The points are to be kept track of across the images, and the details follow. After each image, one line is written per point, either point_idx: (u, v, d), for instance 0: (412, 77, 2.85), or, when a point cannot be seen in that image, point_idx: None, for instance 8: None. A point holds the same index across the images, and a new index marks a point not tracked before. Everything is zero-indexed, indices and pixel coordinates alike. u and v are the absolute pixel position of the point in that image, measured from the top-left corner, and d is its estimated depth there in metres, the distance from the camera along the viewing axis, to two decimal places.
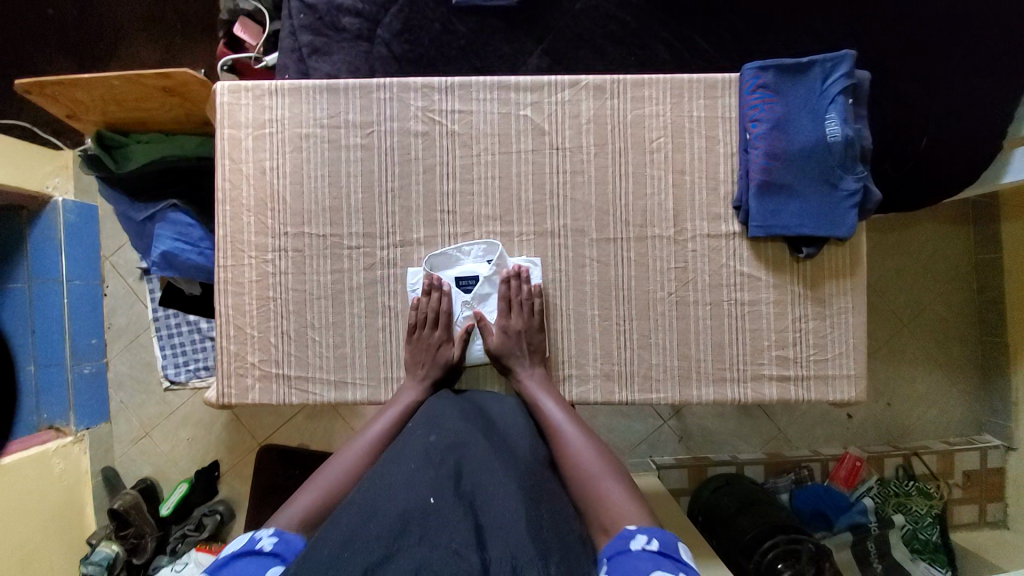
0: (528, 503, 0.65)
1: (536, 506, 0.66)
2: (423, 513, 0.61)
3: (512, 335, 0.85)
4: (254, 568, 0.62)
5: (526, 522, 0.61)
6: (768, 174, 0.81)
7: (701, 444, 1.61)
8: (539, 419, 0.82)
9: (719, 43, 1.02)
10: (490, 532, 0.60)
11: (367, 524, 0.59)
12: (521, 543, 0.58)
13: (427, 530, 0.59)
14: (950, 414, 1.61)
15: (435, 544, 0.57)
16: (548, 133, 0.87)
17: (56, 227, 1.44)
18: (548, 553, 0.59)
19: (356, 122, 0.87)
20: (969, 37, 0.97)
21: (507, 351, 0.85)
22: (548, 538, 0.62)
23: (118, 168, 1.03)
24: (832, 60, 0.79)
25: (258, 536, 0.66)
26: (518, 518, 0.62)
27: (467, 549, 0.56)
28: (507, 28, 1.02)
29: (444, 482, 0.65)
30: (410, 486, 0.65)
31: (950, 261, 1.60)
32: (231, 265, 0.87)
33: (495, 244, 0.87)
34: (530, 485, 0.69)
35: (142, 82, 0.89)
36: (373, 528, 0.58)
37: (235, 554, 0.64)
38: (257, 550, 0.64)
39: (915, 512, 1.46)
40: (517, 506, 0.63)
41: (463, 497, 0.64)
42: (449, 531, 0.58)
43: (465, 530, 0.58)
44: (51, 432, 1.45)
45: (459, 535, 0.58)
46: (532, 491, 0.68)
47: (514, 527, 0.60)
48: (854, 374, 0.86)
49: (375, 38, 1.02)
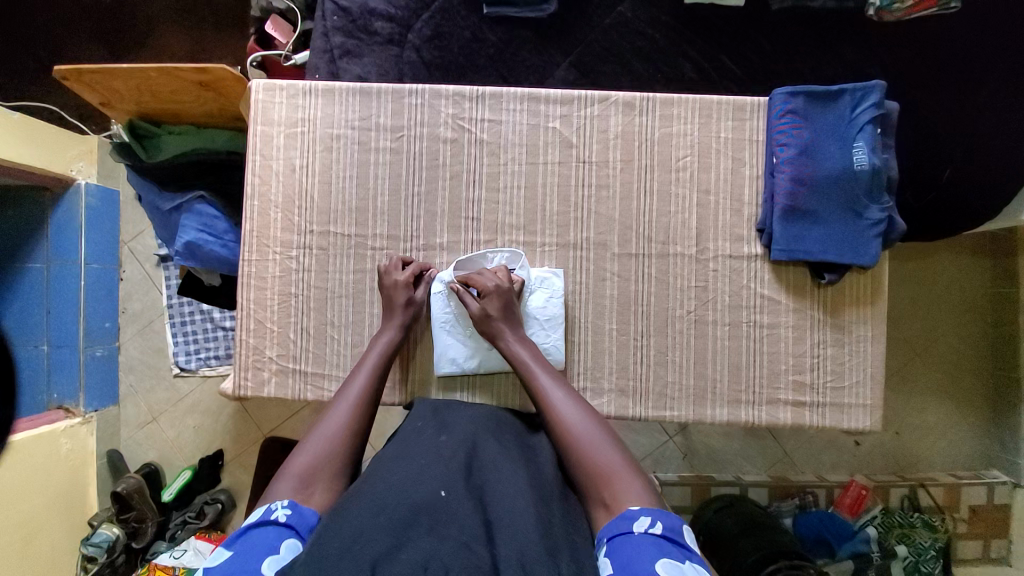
0: (538, 503, 0.65)
1: (545, 505, 0.66)
2: (433, 506, 0.62)
3: (485, 299, 0.83)
4: (269, 539, 0.60)
5: (536, 520, 0.62)
6: (794, 198, 0.81)
7: (704, 463, 1.60)
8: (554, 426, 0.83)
9: (747, 65, 1.03)
10: (498, 526, 0.61)
11: (377, 518, 0.59)
12: (529, 540, 0.58)
13: (436, 521, 0.60)
14: (959, 447, 1.59)
15: (443, 536, 0.57)
16: (575, 146, 0.88)
17: (79, 211, 1.46)
18: (556, 552, 0.59)
19: (387, 126, 0.88)
20: (997, 73, 0.98)
21: (486, 314, 0.83)
22: (557, 533, 0.62)
23: (148, 156, 1.05)
24: (861, 90, 0.81)
25: (272, 507, 0.64)
26: (527, 518, 0.62)
27: (475, 543, 0.57)
28: (537, 40, 1.04)
29: (455, 477, 0.66)
30: (421, 479, 0.66)
31: (965, 293, 1.60)
32: (255, 259, 0.88)
33: (518, 254, 0.88)
34: (541, 489, 0.69)
35: (179, 76, 0.90)
36: (382, 522, 0.58)
37: (248, 525, 0.62)
38: (271, 521, 0.62)
39: (919, 545, 1.42)
40: (526, 506, 0.63)
41: (473, 491, 0.66)
42: (459, 522, 0.60)
43: (474, 525, 0.60)
44: (61, 412, 1.47)
45: (467, 529, 0.59)
46: (541, 492, 0.68)
47: (522, 524, 0.60)
48: (870, 403, 0.86)
49: (406, 43, 1.04)
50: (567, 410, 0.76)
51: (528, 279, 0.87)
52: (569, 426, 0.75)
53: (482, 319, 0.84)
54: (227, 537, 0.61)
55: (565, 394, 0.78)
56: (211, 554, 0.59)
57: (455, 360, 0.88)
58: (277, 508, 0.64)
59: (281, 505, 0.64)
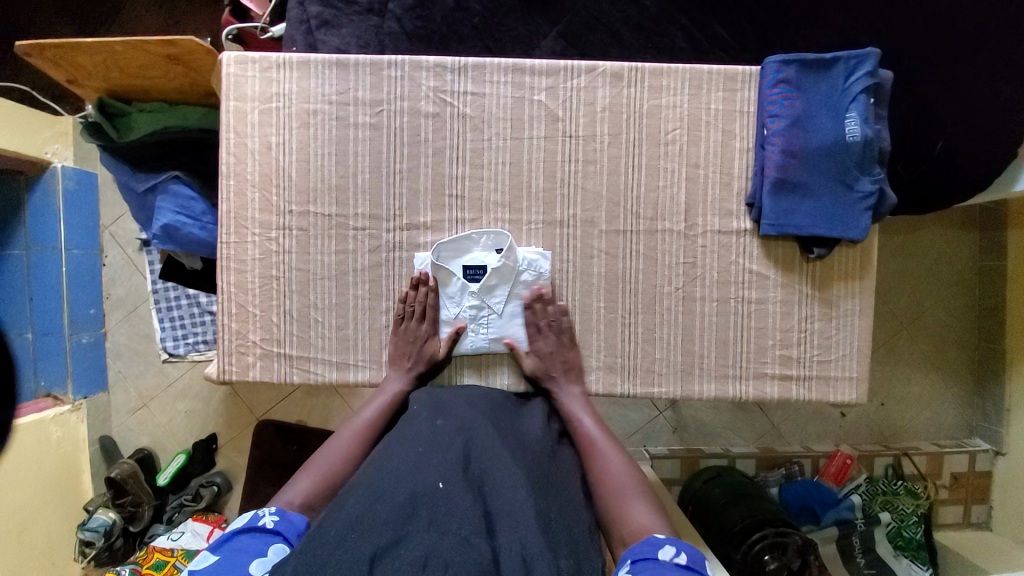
0: (537, 494, 0.66)
1: (543, 498, 0.67)
2: (432, 497, 0.62)
3: (544, 358, 0.85)
4: (257, 545, 0.62)
5: (536, 513, 0.63)
6: (784, 171, 0.80)
7: (694, 436, 1.63)
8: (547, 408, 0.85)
9: (739, 33, 1.00)
10: (498, 518, 0.62)
11: (376, 505, 0.60)
12: (530, 534, 0.60)
13: (436, 515, 0.60)
14: (942, 417, 1.63)
15: (444, 530, 0.58)
16: (562, 120, 0.85)
17: (55, 195, 1.41)
18: (556, 546, 0.61)
19: (365, 100, 0.85)
20: (1000, 40, 0.95)
21: (544, 372, 0.85)
22: (557, 530, 0.64)
23: (120, 136, 1.00)
24: (856, 58, 0.77)
25: (260, 514, 0.66)
26: (528, 512, 0.62)
27: (475, 537, 0.58)
28: (522, 8, 0.99)
29: (453, 467, 0.66)
30: (418, 469, 0.66)
31: (953, 267, 1.60)
32: (234, 242, 0.86)
33: (503, 233, 0.85)
34: (537, 476, 0.70)
35: (145, 49, 0.85)
36: (380, 512, 0.59)
37: (236, 530, 0.64)
38: (259, 527, 0.64)
39: (901, 511, 1.48)
40: (526, 496, 0.64)
41: (472, 482, 0.66)
42: (460, 516, 0.60)
43: (474, 517, 0.60)
44: (50, 399, 1.46)
45: (468, 522, 0.59)
46: (539, 481, 0.69)
47: (522, 515, 0.62)
48: (856, 376, 0.87)
49: (387, 13, 0.99)
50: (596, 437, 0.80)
51: (516, 261, 0.86)
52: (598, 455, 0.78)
53: (535, 375, 0.85)
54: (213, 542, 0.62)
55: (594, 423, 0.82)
56: (198, 558, 0.61)
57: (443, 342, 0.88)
58: (264, 513, 0.66)
59: (268, 511, 0.67)
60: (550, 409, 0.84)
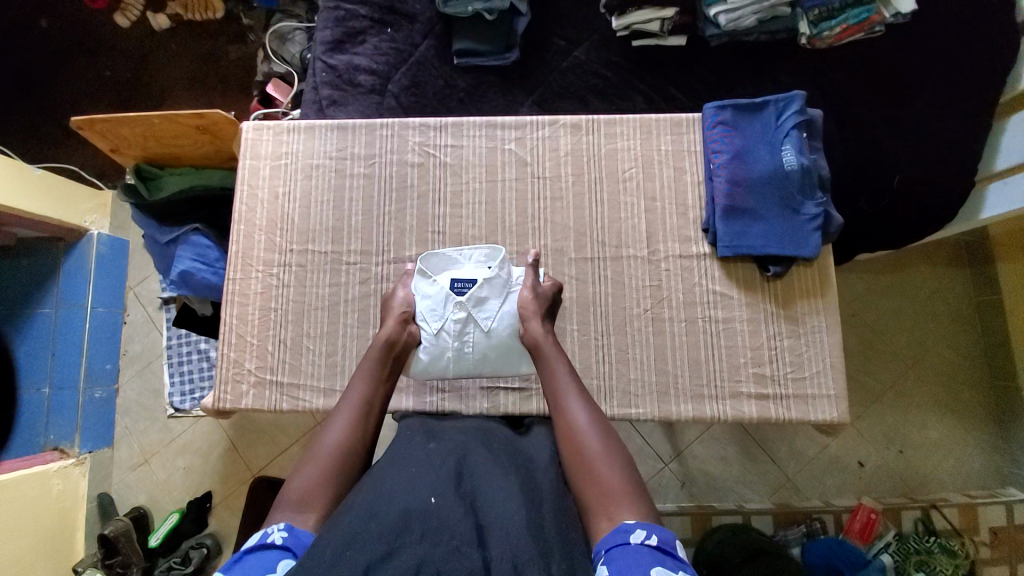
0: (529, 504, 0.64)
1: (536, 507, 0.64)
2: (425, 512, 0.60)
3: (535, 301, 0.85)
4: (264, 563, 0.57)
5: (527, 522, 0.60)
6: (732, 198, 0.88)
7: (703, 490, 1.52)
8: (545, 433, 0.83)
9: (692, 92, 1.13)
10: (491, 529, 0.59)
11: (369, 523, 0.58)
12: (522, 542, 0.58)
13: (429, 529, 0.58)
14: (967, 465, 1.51)
15: (436, 542, 0.56)
16: (529, 164, 0.96)
17: (89, 257, 1.56)
18: (549, 553, 0.58)
19: (361, 155, 0.98)
20: (923, 87, 1.07)
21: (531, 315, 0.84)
22: (550, 538, 0.60)
23: (150, 195, 1.15)
24: (783, 100, 0.89)
25: (270, 531, 0.61)
26: (519, 520, 0.60)
27: (467, 546, 0.56)
28: (502, 83, 1.16)
29: (444, 483, 0.65)
30: (411, 486, 0.64)
31: (949, 304, 1.58)
32: (239, 278, 0.96)
33: (496, 252, 0.90)
34: (531, 491, 0.67)
35: (179, 121, 1.02)
36: (375, 527, 0.57)
37: (246, 549, 0.59)
38: (269, 545, 0.59)
39: (940, 573, 1.35)
40: (518, 507, 0.62)
41: (464, 497, 0.63)
42: (450, 529, 0.58)
43: (465, 529, 0.58)
44: (56, 453, 1.48)
45: (459, 533, 0.57)
46: (532, 492, 0.67)
47: (514, 526, 0.59)
48: (835, 394, 0.87)
49: (387, 91, 1.17)
50: (582, 423, 0.73)
51: (509, 279, 0.89)
52: (585, 441, 0.71)
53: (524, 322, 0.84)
54: (226, 563, 0.58)
55: (585, 408, 0.75)
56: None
57: (427, 355, 0.88)
58: (273, 530, 0.61)
59: (276, 527, 0.62)
60: (547, 433, 0.82)
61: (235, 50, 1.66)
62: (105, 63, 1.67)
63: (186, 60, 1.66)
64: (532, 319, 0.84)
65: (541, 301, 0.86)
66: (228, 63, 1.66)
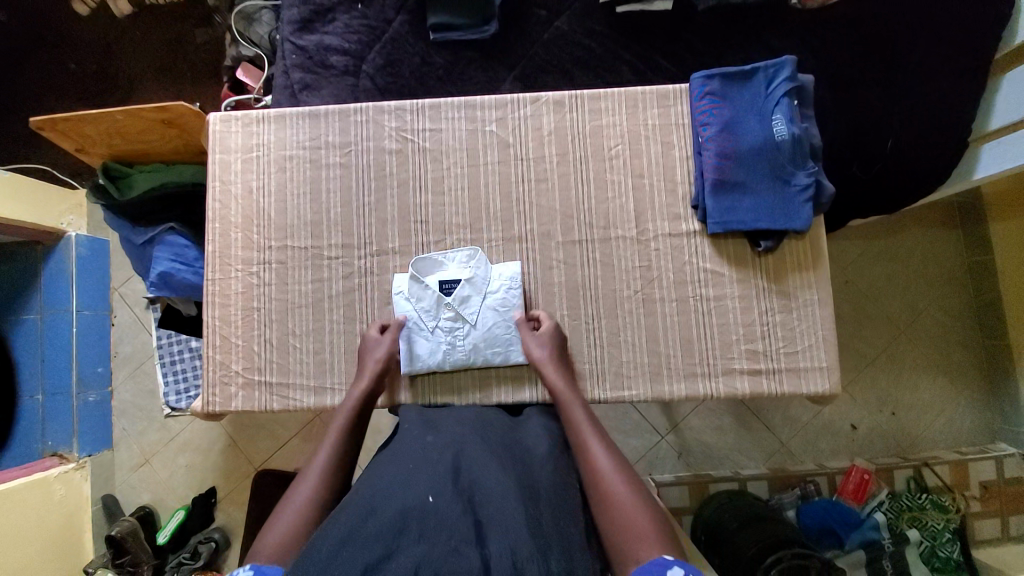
0: (527, 499, 0.64)
1: (534, 502, 0.64)
2: (421, 512, 0.60)
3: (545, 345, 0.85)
4: None
5: (525, 517, 0.60)
6: (721, 172, 0.85)
7: (700, 460, 1.54)
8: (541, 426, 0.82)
9: (680, 62, 1.09)
10: (489, 525, 0.59)
11: (366, 522, 0.59)
12: (521, 536, 0.57)
13: (426, 528, 0.58)
14: (959, 423, 1.54)
15: (434, 541, 0.56)
16: (512, 145, 0.93)
17: (69, 260, 1.52)
18: (547, 549, 0.58)
19: (335, 143, 0.94)
20: (919, 42, 1.02)
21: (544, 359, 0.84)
22: (548, 533, 0.61)
23: (121, 195, 1.10)
24: (774, 66, 0.85)
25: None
26: (517, 515, 0.60)
27: (466, 545, 0.55)
28: (481, 58, 1.11)
29: (442, 480, 0.64)
30: (409, 485, 0.64)
31: (942, 266, 1.57)
32: (218, 278, 0.93)
33: (477, 251, 0.91)
34: (529, 486, 0.67)
35: (141, 116, 0.98)
36: (372, 529, 0.58)
37: None
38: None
39: (931, 528, 1.39)
40: (515, 502, 0.62)
41: (462, 492, 0.63)
42: (449, 526, 0.58)
43: (464, 526, 0.58)
44: (55, 458, 1.48)
45: (458, 531, 0.57)
46: (530, 490, 0.66)
47: (512, 521, 0.59)
48: (827, 366, 0.86)
49: (361, 73, 1.11)
50: (607, 468, 0.73)
51: (490, 275, 0.90)
52: (609, 485, 0.71)
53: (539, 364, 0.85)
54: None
55: (608, 452, 0.75)
56: None
57: (422, 356, 0.90)
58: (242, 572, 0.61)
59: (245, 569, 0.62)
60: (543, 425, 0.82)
61: (202, 34, 1.58)
62: (65, 54, 1.59)
63: (151, 47, 1.58)
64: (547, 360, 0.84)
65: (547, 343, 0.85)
66: (195, 48, 1.58)
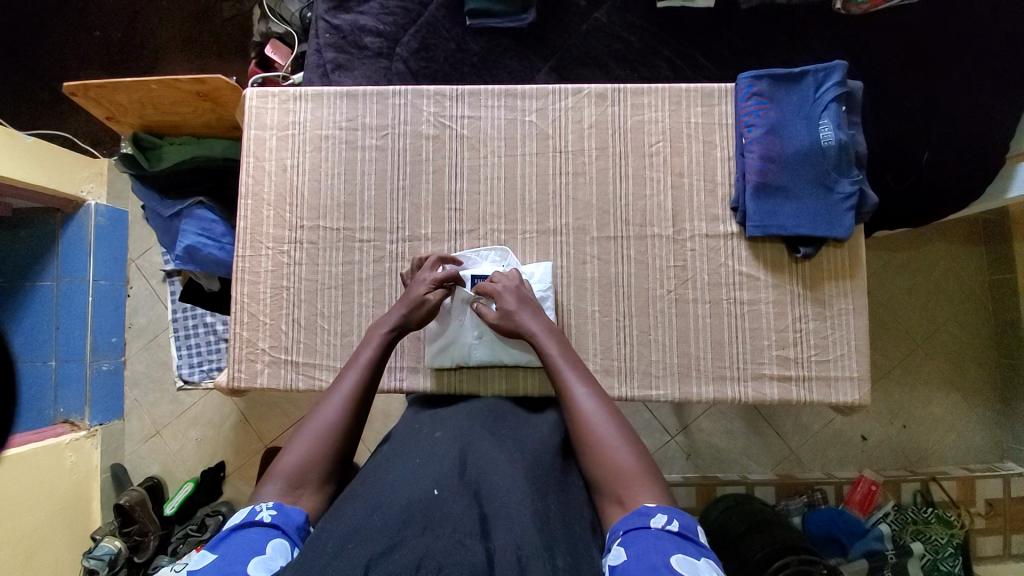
0: (536, 496, 0.63)
1: (542, 498, 0.63)
2: (427, 505, 0.59)
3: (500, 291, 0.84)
4: (254, 540, 0.57)
5: (531, 514, 0.59)
6: (764, 175, 0.84)
7: (708, 463, 1.54)
8: (552, 421, 0.82)
9: (721, 61, 1.07)
10: (494, 521, 0.58)
11: (372, 516, 0.58)
12: (525, 534, 0.56)
13: (431, 520, 0.57)
14: (970, 440, 1.53)
15: (438, 535, 0.55)
16: (551, 137, 0.92)
17: (88, 230, 1.51)
18: (553, 546, 0.57)
19: (372, 125, 0.93)
20: (966, 52, 0.98)
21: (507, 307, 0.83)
22: (555, 529, 0.60)
23: (151, 166, 1.11)
24: (824, 70, 0.83)
25: (257, 508, 0.61)
26: (523, 512, 0.59)
27: (470, 539, 0.54)
28: (517, 47, 1.09)
29: (448, 473, 0.64)
30: (415, 479, 0.64)
31: (962, 281, 1.56)
32: (249, 256, 0.92)
33: (508, 252, 0.90)
34: (537, 478, 0.67)
35: (179, 87, 0.96)
36: (378, 521, 0.57)
37: (233, 527, 0.58)
38: (255, 523, 0.59)
39: (935, 541, 1.37)
40: (522, 498, 0.61)
41: (468, 487, 0.63)
42: (453, 520, 0.57)
43: (469, 520, 0.57)
44: (67, 426, 1.49)
45: (461, 525, 0.56)
46: (538, 483, 0.66)
47: (516, 515, 0.58)
48: (858, 376, 0.86)
49: (395, 55, 1.09)
50: (590, 410, 0.71)
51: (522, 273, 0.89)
52: (594, 426, 0.69)
53: (509, 312, 0.82)
54: (209, 542, 0.58)
55: (591, 393, 0.73)
56: (195, 560, 0.56)
57: (453, 358, 0.90)
58: (262, 508, 0.61)
59: (266, 505, 0.61)
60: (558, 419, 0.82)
61: (229, 7, 1.56)
62: (90, 21, 1.56)
63: (177, 18, 1.56)
64: (517, 306, 0.82)
65: (512, 289, 0.83)
66: (222, 21, 1.56)
